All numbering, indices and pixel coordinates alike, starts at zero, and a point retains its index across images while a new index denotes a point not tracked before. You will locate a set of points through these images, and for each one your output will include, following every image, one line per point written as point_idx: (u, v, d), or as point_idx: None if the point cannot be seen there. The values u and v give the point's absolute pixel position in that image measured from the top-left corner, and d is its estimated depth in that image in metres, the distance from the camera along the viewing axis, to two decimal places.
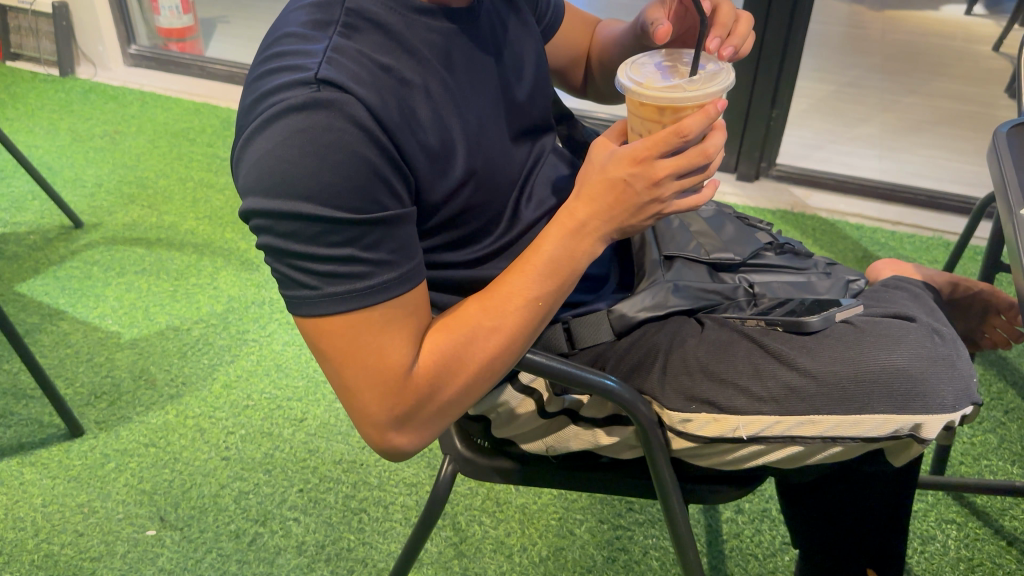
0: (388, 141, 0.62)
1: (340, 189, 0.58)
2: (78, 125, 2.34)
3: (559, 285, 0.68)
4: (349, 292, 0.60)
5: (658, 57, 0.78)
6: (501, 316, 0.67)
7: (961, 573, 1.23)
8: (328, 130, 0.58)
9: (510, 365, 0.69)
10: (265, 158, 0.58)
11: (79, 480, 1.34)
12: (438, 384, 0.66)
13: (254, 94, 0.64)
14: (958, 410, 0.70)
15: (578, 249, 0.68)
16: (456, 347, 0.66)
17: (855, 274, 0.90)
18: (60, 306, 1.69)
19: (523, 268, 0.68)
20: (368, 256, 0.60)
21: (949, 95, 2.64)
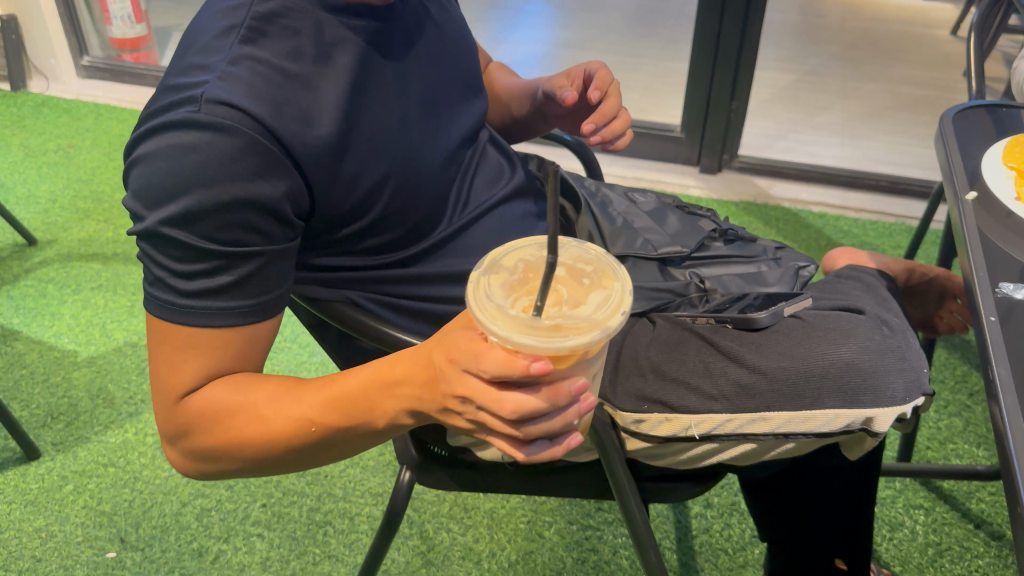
0: (272, 161, 0.60)
1: (192, 213, 0.56)
2: (31, 140, 2.29)
3: (343, 432, 0.59)
4: (161, 301, 0.58)
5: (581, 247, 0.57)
6: (271, 433, 0.59)
7: (929, 558, 1.24)
8: (183, 147, 0.56)
9: (265, 457, 0.61)
10: (138, 166, 0.57)
11: (37, 504, 1.31)
12: (187, 431, 0.60)
13: (154, 93, 0.63)
14: (909, 401, 0.69)
15: (373, 407, 0.57)
16: (216, 424, 0.59)
17: (805, 259, 0.89)
18: (14, 326, 1.65)
19: (326, 400, 0.59)
20: (212, 285, 0.58)
21: (909, 80, 2.65)
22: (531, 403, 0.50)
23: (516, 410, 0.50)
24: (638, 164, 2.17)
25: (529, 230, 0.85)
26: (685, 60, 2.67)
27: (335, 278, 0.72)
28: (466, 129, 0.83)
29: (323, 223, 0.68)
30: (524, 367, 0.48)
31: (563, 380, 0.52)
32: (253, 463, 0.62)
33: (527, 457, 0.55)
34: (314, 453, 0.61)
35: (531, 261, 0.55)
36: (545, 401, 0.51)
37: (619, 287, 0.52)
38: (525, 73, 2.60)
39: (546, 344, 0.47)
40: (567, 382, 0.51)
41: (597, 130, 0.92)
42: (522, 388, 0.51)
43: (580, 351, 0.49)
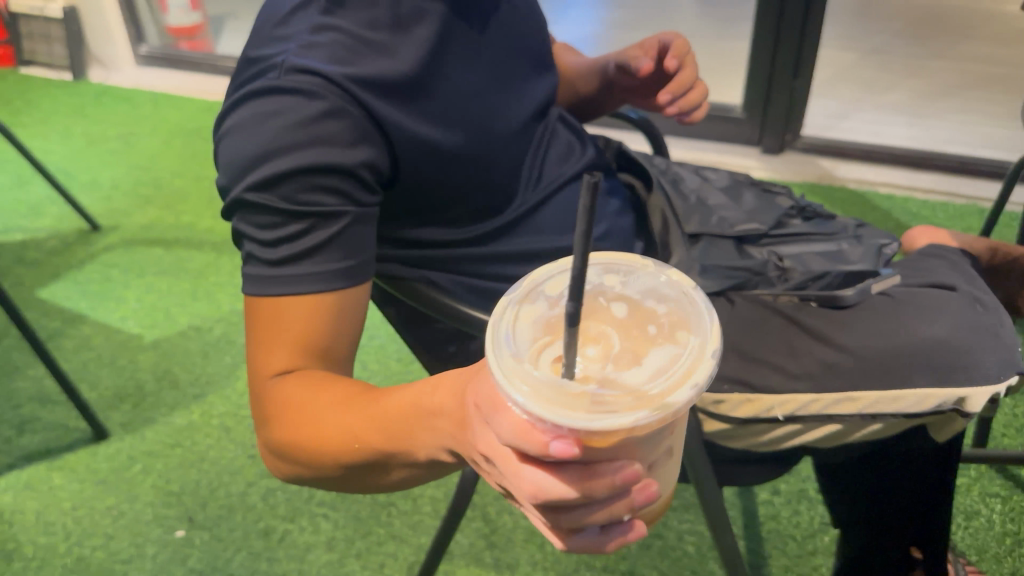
0: (349, 124, 0.62)
1: (272, 175, 0.57)
2: (93, 129, 2.34)
3: (387, 455, 0.51)
4: (255, 275, 0.58)
5: (647, 289, 0.47)
6: (316, 444, 0.53)
7: (1007, 548, 1.20)
8: (267, 113, 0.59)
9: (311, 474, 0.56)
10: (228, 140, 0.61)
11: (107, 482, 1.33)
12: (261, 425, 0.57)
13: (238, 73, 0.67)
14: (1004, 380, 0.65)
15: (415, 427, 0.49)
16: (277, 424, 0.55)
17: (887, 237, 0.86)
18: (81, 310, 1.69)
19: (371, 416, 0.52)
20: (296, 251, 0.58)
21: (978, 57, 2.56)
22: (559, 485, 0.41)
23: (533, 490, 0.42)
24: (695, 145, 2.13)
25: (602, 209, 0.84)
26: (742, 40, 2.61)
27: (413, 256, 0.72)
28: (539, 102, 0.82)
29: (399, 195, 0.68)
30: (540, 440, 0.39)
31: (610, 463, 0.41)
32: (312, 477, 0.56)
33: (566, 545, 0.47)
34: (362, 477, 0.55)
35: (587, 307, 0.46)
36: (577, 489, 0.41)
37: (689, 351, 0.42)
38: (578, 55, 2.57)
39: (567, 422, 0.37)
40: (612, 469, 0.41)
41: (673, 102, 0.90)
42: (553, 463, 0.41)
43: (625, 434, 0.39)
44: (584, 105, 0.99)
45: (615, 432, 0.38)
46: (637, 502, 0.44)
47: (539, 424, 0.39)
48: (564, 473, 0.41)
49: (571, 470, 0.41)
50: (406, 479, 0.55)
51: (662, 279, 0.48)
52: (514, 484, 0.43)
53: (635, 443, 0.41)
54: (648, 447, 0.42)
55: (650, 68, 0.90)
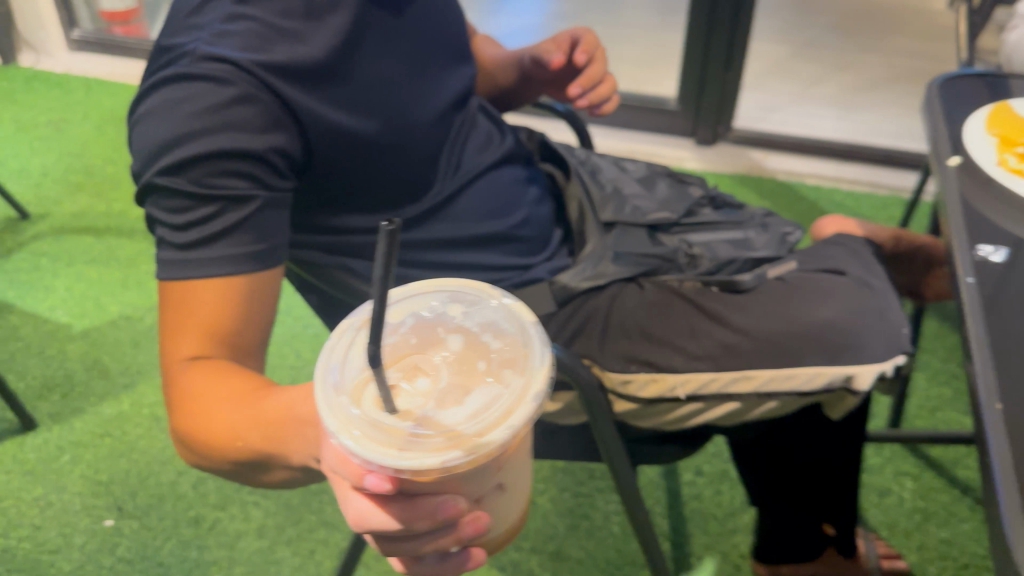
0: (260, 110, 0.63)
1: (182, 159, 0.58)
2: (22, 114, 2.28)
3: (266, 455, 0.53)
4: (166, 259, 0.59)
5: (485, 321, 0.47)
6: (205, 437, 0.54)
7: (915, 524, 1.25)
8: (177, 99, 0.60)
9: (204, 465, 0.57)
10: (140, 125, 0.61)
11: (34, 473, 1.32)
12: (167, 410, 0.58)
13: (151, 58, 0.67)
14: (890, 359, 0.69)
15: (293, 430, 0.51)
16: (173, 411, 0.56)
17: (792, 224, 0.90)
18: (8, 299, 1.66)
19: (256, 416, 0.53)
20: (206, 234, 0.59)
21: (905, 53, 2.64)
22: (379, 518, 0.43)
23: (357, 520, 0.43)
24: (631, 136, 2.17)
25: (521, 195, 0.86)
26: (680, 32, 2.65)
27: (332, 242, 0.73)
28: (457, 93, 0.84)
29: (315, 181, 0.69)
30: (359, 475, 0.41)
31: (434, 497, 0.43)
32: (203, 467, 0.58)
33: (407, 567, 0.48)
34: (251, 473, 0.56)
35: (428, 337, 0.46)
36: (400, 521, 0.42)
37: (515, 390, 0.42)
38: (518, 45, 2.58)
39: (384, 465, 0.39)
40: (435, 506, 0.42)
41: (585, 96, 0.94)
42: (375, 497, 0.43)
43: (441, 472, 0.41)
44: (499, 97, 1.01)
45: (428, 474, 0.39)
46: (467, 535, 0.45)
47: (353, 459, 0.41)
48: (388, 506, 0.43)
49: (394, 504, 0.42)
50: (295, 479, 0.56)
51: (505, 308, 0.48)
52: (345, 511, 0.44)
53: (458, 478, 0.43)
54: (474, 481, 0.44)
55: (561, 63, 0.93)
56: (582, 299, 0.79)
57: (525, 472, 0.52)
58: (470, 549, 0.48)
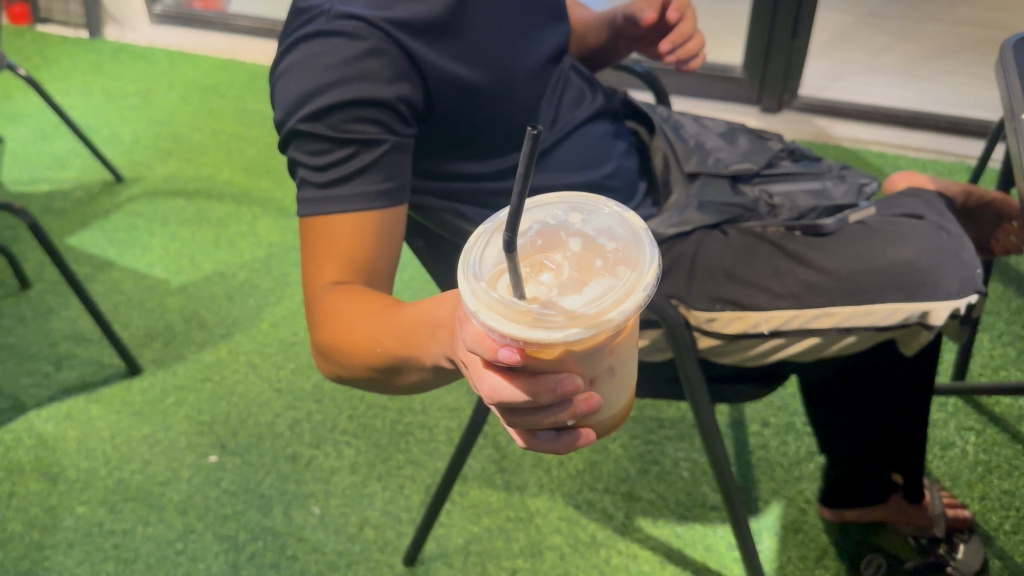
0: (388, 62, 0.70)
1: (323, 106, 0.65)
2: (112, 85, 2.40)
3: (402, 359, 0.58)
4: (307, 196, 0.66)
5: (602, 227, 0.48)
6: (348, 346, 0.61)
7: (979, 476, 1.29)
8: (318, 53, 0.68)
9: (345, 373, 0.63)
10: (283, 79, 0.69)
11: (142, 413, 1.43)
12: (310, 326, 0.64)
13: (288, 22, 0.75)
14: (963, 298, 0.74)
15: (423, 337, 0.57)
16: (317, 326, 0.63)
17: (869, 176, 0.95)
18: (109, 256, 1.77)
19: (391, 325, 0.59)
20: (343, 173, 0.65)
21: (973, 21, 2.62)
22: (506, 390, 0.47)
23: (490, 393, 0.47)
24: (696, 104, 2.20)
25: (610, 148, 0.92)
26: (744, 1, 2.66)
27: (449, 188, 0.81)
28: (551, 49, 0.90)
29: (432, 127, 0.77)
30: (491, 349, 0.44)
31: (554, 374, 0.47)
32: (344, 376, 0.64)
33: (529, 445, 0.53)
34: (387, 381, 0.62)
35: (549, 235, 0.48)
36: (527, 393, 0.46)
37: (628, 279, 0.44)
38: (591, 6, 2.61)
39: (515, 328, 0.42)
40: (556, 382, 0.46)
41: (673, 53, 1.00)
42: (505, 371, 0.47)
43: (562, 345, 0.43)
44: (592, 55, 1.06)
45: (551, 345, 0.42)
46: (582, 411, 0.49)
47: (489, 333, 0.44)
48: (516, 379, 0.47)
49: (521, 377, 0.46)
50: (424, 381, 0.61)
51: (620, 217, 0.49)
52: (479, 388, 0.48)
53: (577, 358, 0.46)
54: (591, 363, 0.47)
55: (654, 19, 0.98)
56: (669, 244, 0.84)
57: (633, 362, 0.55)
58: (582, 429, 0.53)
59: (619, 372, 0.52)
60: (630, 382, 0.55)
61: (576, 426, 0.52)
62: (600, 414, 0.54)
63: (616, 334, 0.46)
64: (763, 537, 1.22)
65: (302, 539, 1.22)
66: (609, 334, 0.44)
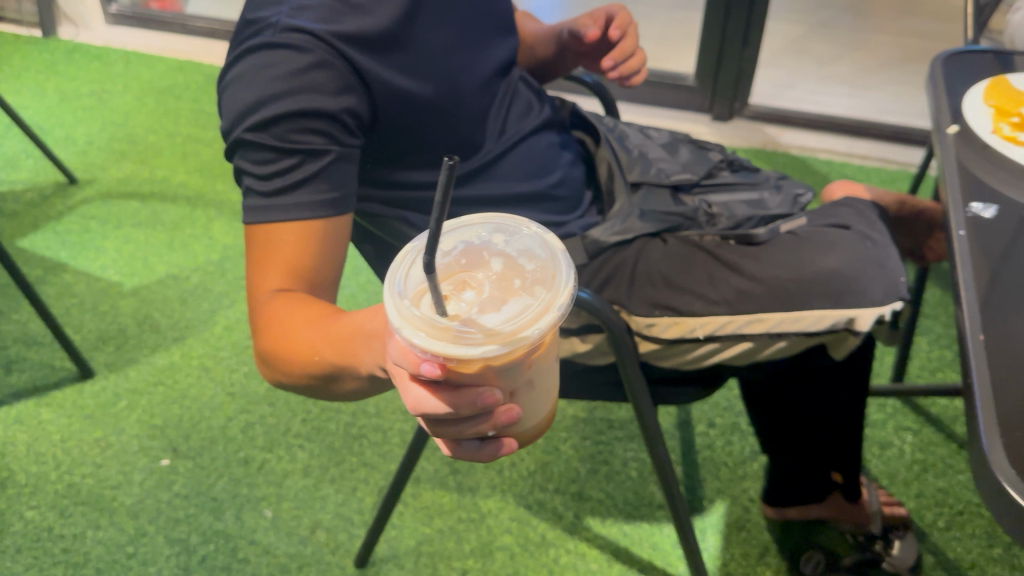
0: (335, 74, 0.71)
1: (268, 117, 0.66)
2: (65, 85, 2.38)
3: (339, 367, 0.60)
4: (251, 205, 0.67)
5: (522, 247, 0.51)
6: (287, 353, 0.62)
7: (914, 474, 1.34)
8: (265, 64, 0.69)
9: (285, 379, 0.65)
10: (231, 88, 0.70)
11: (93, 417, 1.42)
12: (252, 333, 0.65)
13: (236, 32, 0.76)
14: (888, 304, 0.77)
15: (361, 345, 0.58)
16: (258, 333, 0.64)
17: (804, 186, 0.99)
18: (61, 259, 1.76)
19: (329, 334, 0.60)
20: (288, 183, 0.67)
21: (919, 33, 2.70)
22: (426, 402, 0.49)
23: (414, 405, 0.49)
24: (650, 112, 2.25)
25: (557, 158, 0.94)
26: (699, 10, 2.72)
27: (394, 196, 0.82)
28: (500, 60, 0.93)
29: (378, 137, 0.79)
30: (414, 363, 0.46)
31: (475, 388, 0.49)
32: (283, 382, 0.65)
33: (455, 453, 0.55)
34: (327, 388, 0.64)
35: (472, 254, 0.51)
36: (450, 405, 0.48)
37: (543, 299, 0.46)
38: (547, 14, 2.66)
39: (436, 345, 0.44)
40: (478, 395, 0.48)
41: (614, 69, 1.02)
42: (428, 384, 0.48)
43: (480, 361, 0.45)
44: (539, 69, 1.09)
45: (470, 361, 0.44)
46: (502, 422, 0.51)
47: (412, 348, 0.46)
48: (439, 392, 0.48)
49: (444, 391, 0.48)
50: (361, 389, 0.63)
51: (540, 238, 0.51)
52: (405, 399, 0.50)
53: (496, 372, 0.48)
54: (511, 376, 0.49)
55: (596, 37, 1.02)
56: (611, 252, 0.87)
57: (556, 374, 0.57)
58: (503, 438, 0.55)
59: (541, 381, 0.54)
60: (550, 392, 0.58)
61: (499, 435, 0.54)
62: (521, 423, 0.56)
63: (533, 349, 0.48)
64: (707, 535, 1.25)
65: (254, 542, 1.23)
66: (526, 351, 0.46)
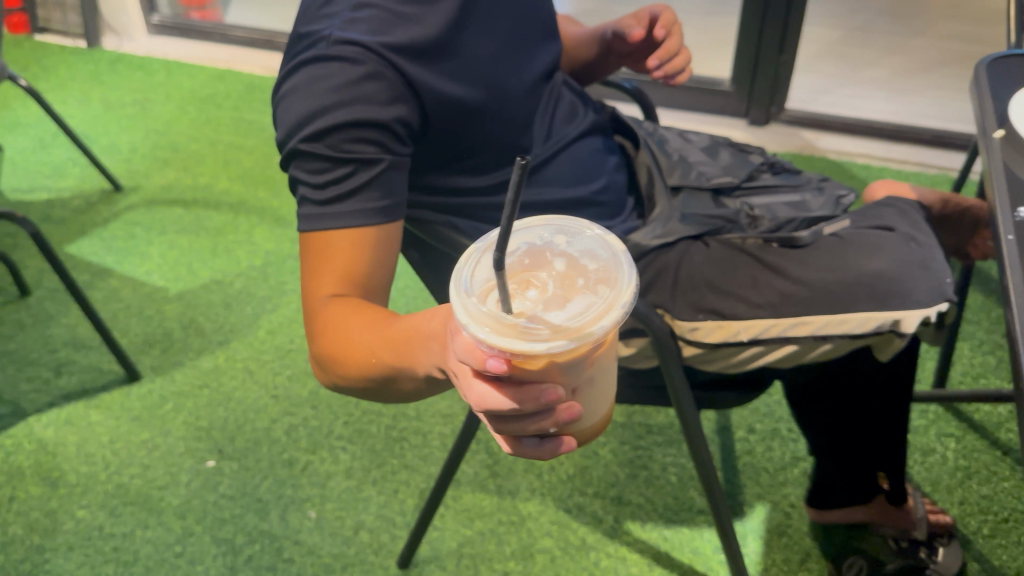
0: (386, 85, 0.73)
1: (323, 128, 0.68)
2: (110, 95, 2.43)
3: (395, 369, 0.61)
4: (307, 213, 0.69)
5: (584, 248, 0.52)
6: (345, 357, 0.64)
7: (959, 481, 1.33)
8: (319, 77, 0.71)
9: (341, 383, 0.66)
10: (286, 100, 0.72)
11: (141, 419, 1.45)
12: (308, 338, 0.67)
13: (288, 46, 0.78)
14: (935, 306, 0.77)
15: (417, 348, 0.60)
16: (316, 338, 0.66)
17: (846, 188, 0.99)
18: (108, 264, 1.80)
19: (386, 338, 0.62)
20: (343, 192, 0.68)
21: (958, 36, 2.67)
22: (486, 398, 0.50)
23: (478, 403, 0.50)
24: (685, 116, 2.25)
25: (601, 163, 0.95)
26: (733, 15, 2.71)
27: (444, 202, 0.85)
28: (545, 66, 0.94)
29: (426, 144, 0.80)
30: (480, 361, 0.48)
31: (538, 384, 0.50)
32: (339, 385, 0.67)
33: (516, 450, 0.56)
34: (382, 391, 0.65)
35: (536, 253, 0.52)
36: (514, 401, 0.50)
37: (607, 296, 0.47)
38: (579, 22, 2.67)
39: (505, 341, 0.45)
40: (540, 390, 0.49)
41: (659, 68, 1.03)
42: (491, 380, 0.50)
43: (546, 356, 0.46)
44: (582, 72, 1.10)
45: (537, 356, 0.46)
46: (563, 419, 0.52)
47: (478, 344, 0.47)
48: (503, 388, 0.50)
49: (508, 387, 0.50)
50: (416, 391, 0.64)
51: (602, 239, 0.52)
52: (468, 396, 0.52)
53: (559, 369, 0.49)
54: (572, 374, 0.50)
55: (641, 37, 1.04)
56: (653, 255, 0.88)
57: (613, 376, 0.58)
58: (563, 437, 0.56)
59: (596, 382, 0.54)
60: (607, 393, 0.59)
61: (557, 433, 0.56)
62: (580, 422, 0.57)
63: (596, 347, 0.49)
64: (748, 541, 1.25)
65: (299, 542, 1.25)
66: (590, 347, 0.47)
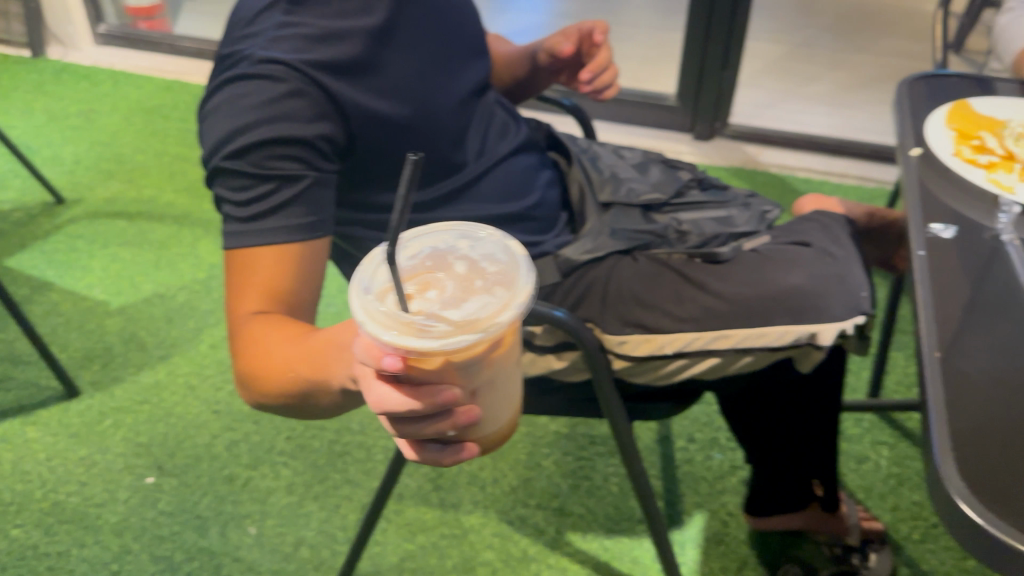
0: (310, 101, 0.73)
1: (245, 146, 0.68)
2: (53, 105, 2.39)
3: (315, 383, 0.62)
4: (229, 230, 0.69)
5: (485, 252, 0.53)
6: (265, 373, 0.64)
7: (891, 488, 1.37)
8: (241, 95, 0.71)
9: (261, 399, 0.66)
10: (208, 119, 0.72)
11: (79, 436, 1.43)
12: (230, 354, 0.67)
13: (213, 67, 0.79)
14: (850, 320, 0.80)
15: (335, 359, 0.60)
16: (236, 354, 0.66)
17: (771, 204, 1.01)
18: (48, 278, 1.77)
19: (306, 352, 0.62)
20: (265, 209, 0.68)
21: (898, 53, 2.75)
22: (384, 398, 0.50)
23: (377, 404, 0.51)
24: (632, 131, 2.28)
25: (532, 179, 0.97)
26: (680, 31, 2.77)
27: (374, 218, 0.84)
28: (475, 82, 0.96)
29: (354, 161, 0.81)
30: (378, 359, 0.48)
31: (438, 385, 0.51)
32: (260, 403, 0.66)
33: (421, 458, 0.58)
34: (303, 405, 0.65)
35: (438, 258, 0.54)
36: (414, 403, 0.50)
37: (503, 296, 0.49)
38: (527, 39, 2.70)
39: (401, 340, 0.46)
40: (439, 392, 0.50)
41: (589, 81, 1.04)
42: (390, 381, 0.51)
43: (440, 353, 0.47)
44: (516, 88, 1.13)
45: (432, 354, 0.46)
46: (463, 422, 0.53)
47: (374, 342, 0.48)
48: (402, 388, 0.51)
49: (407, 387, 0.50)
50: (336, 405, 0.64)
51: (502, 243, 0.53)
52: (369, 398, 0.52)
53: (457, 369, 0.50)
54: (470, 375, 0.52)
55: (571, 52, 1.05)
56: (583, 269, 0.89)
57: (517, 382, 0.60)
58: (465, 443, 0.58)
59: (501, 387, 0.56)
60: (511, 402, 0.60)
61: (460, 439, 0.57)
62: (483, 428, 0.58)
63: (494, 347, 0.51)
64: (686, 549, 1.27)
65: (238, 559, 1.24)
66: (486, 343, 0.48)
